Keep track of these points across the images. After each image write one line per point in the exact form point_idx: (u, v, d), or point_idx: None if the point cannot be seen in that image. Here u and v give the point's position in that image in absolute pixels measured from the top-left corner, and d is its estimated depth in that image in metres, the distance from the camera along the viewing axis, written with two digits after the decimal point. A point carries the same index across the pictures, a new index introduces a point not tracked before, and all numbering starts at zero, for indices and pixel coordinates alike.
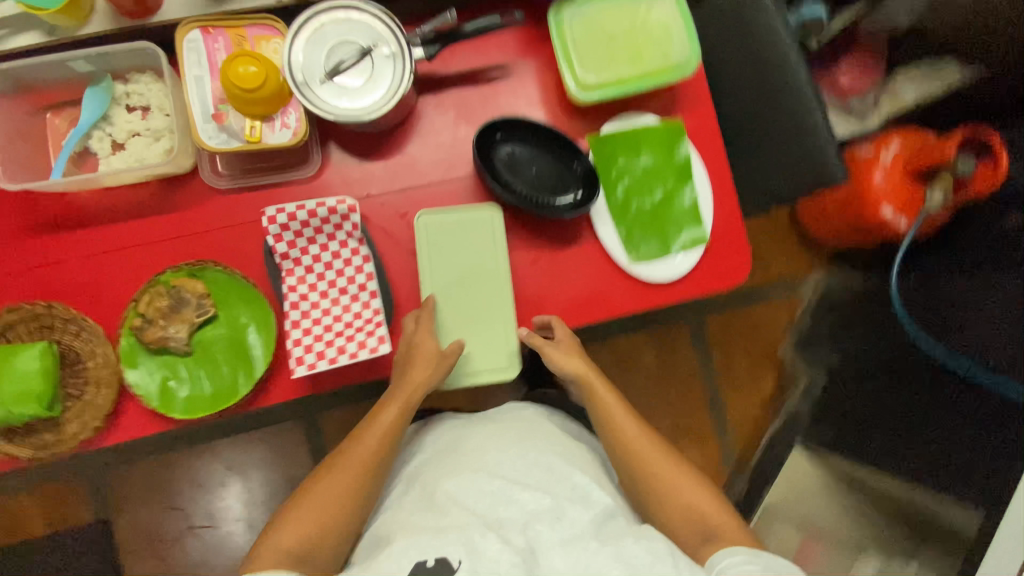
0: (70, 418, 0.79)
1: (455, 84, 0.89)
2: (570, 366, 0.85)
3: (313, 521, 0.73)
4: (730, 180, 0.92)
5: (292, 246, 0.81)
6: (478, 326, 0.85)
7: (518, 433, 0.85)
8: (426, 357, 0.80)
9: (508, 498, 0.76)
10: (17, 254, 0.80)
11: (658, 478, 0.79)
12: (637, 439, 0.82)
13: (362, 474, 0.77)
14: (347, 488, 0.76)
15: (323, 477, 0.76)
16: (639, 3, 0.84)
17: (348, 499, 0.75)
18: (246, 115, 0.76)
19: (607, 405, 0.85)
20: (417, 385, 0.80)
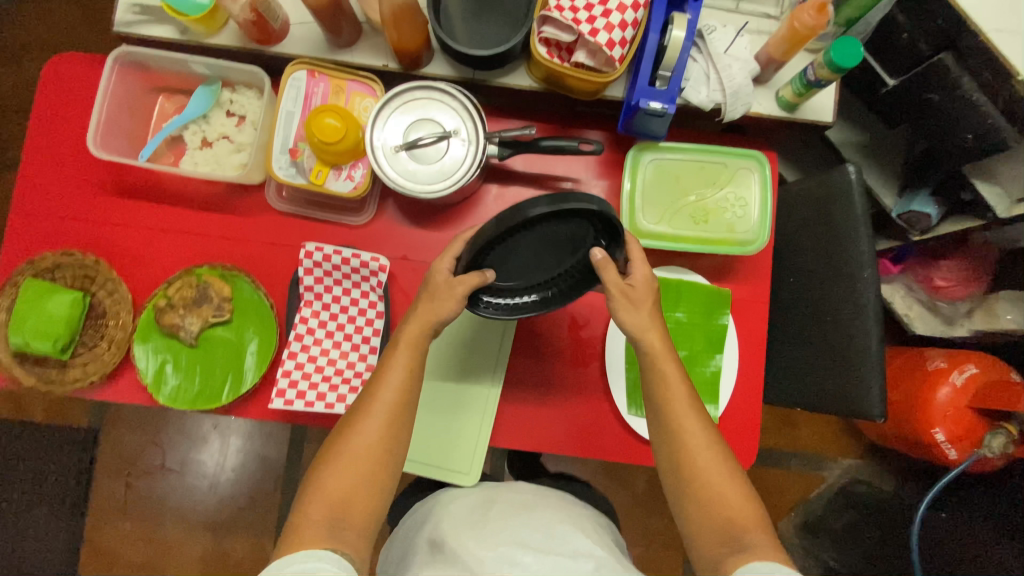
0: (75, 364, 0.85)
1: (521, 182, 0.91)
2: (640, 324, 0.71)
3: (348, 485, 0.65)
4: (758, 366, 0.87)
5: (318, 283, 0.85)
6: (456, 417, 0.86)
7: (520, 505, 0.79)
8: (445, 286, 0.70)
9: (511, 559, 0.67)
10: (90, 206, 0.88)
11: (700, 472, 0.68)
12: (696, 432, 0.69)
13: (392, 426, 0.69)
14: (376, 442, 0.67)
15: (348, 437, 0.67)
16: (723, 166, 0.82)
17: (381, 456, 0.67)
18: (318, 159, 0.81)
19: (666, 375, 0.71)
20: (428, 320, 0.71)
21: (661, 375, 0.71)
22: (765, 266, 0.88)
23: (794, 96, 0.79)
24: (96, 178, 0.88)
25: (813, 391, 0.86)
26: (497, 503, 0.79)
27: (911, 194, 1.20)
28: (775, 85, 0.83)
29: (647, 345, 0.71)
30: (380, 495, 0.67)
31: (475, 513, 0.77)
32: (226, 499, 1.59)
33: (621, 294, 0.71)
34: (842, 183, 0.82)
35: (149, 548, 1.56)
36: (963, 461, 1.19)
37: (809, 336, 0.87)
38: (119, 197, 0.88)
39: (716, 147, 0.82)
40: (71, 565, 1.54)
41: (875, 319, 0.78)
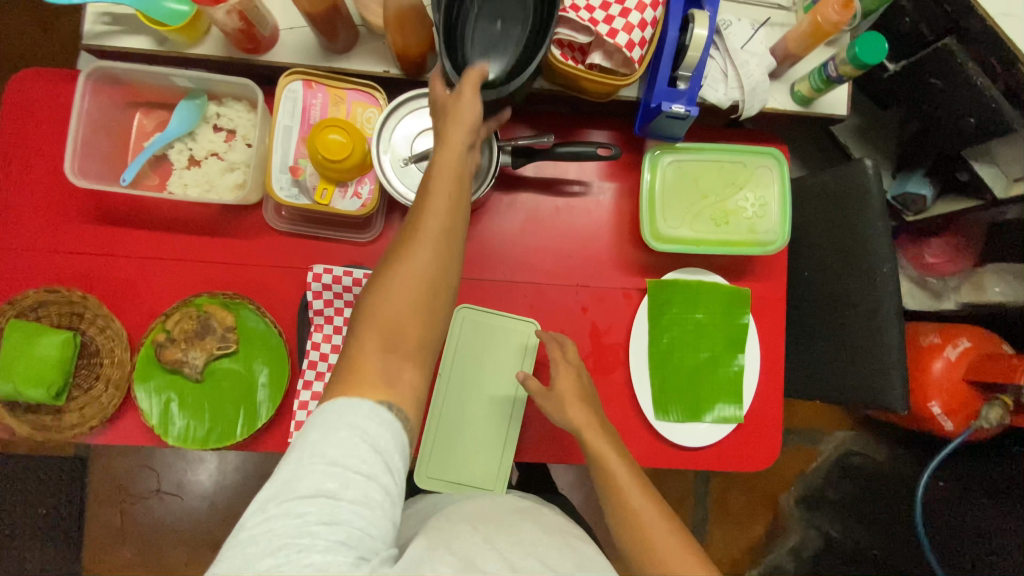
0: (71, 408, 0.79)
1: (533, 189, 0.88)
2: (569, 414, 0.71)
3: (396, 330, 0.56)
4: (779, 362, 0.88)
5: (328, 306, 0.80)
6: (479, 434, 0.83)
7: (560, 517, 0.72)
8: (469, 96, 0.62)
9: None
10: (73, 237, 0.82)
11: (656, 554, 0.60)
12: (647, 508, 0.63)
13: (446, 248, 0.59)
14: (427, 271, 0.58)
15: (396, 266, 0.57)
16: (739, 163, 0.81)
17: (435, 281, 0.58)
18: (321, 177, 0.76)
19: (600, 449, 0.68)
20: (462, 124, 0.62)
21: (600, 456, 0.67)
22: (782, 264, 0.88)
23: (812, 91, 0.78)
24: (78, 207, 0.82)
25: (833, 385, 0.87)
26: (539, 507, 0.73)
27: (906, 175, 1.21)
28: (790, 79, 0.82)
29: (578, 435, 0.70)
30: (434, 322, 0.59)
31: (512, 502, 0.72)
32: (228, 519, 1.54)
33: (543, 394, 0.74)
34: (859, 177, 0.81)
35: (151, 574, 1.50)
36: (960, 432, 1.25)
37: (827, 331, 0.87)
38: (105, 226, 0.82)
39: (733, 147, 0.80)
40: None
41: (895, 312, 0.79)
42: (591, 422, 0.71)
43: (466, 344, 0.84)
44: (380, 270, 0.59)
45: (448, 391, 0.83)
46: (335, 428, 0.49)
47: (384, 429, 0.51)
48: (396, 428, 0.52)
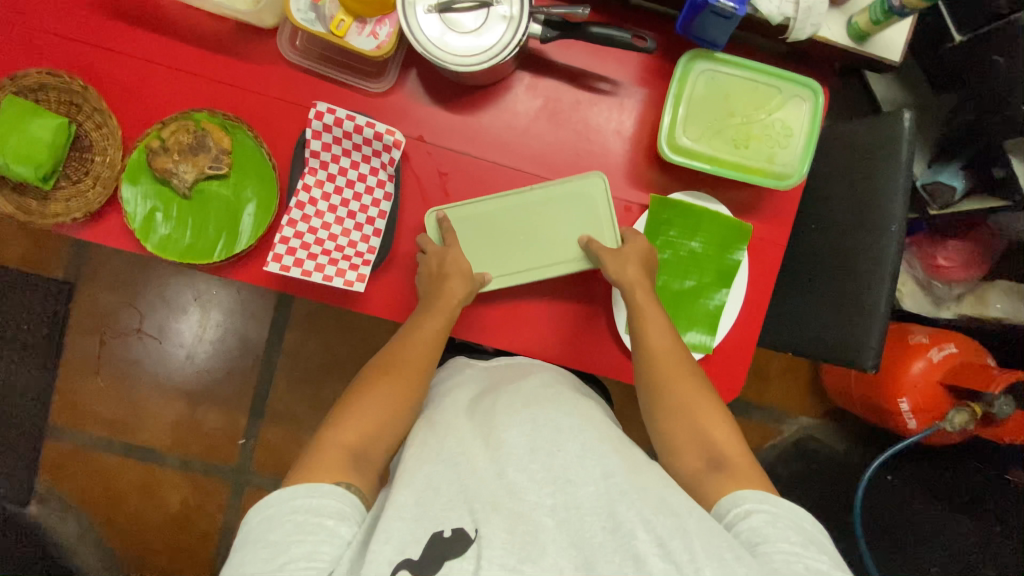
0: (58, 198, 0.80)
1: (558, 79, 0.85)
2: (628, 270, 0.78)
3: (371, 419, 0.70)
4: (763, 305, 0.86)
5: (326, 150, 0.79)
6: (510, 250, 0.82)
7: (517, 401, 0.72)
8: (453, 278, 0.77)
9: (550, 450, 0.65)
10: (79, 25, 0.79)
11: (672, 393, 0.73)
12: (672, 354, 0.76)
13: (411, 378, 0.75)
14: (397, 389, 0.73)
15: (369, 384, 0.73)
16: (776, 91, 0.77)
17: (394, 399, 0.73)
18: (341, 6, 0.73)
19: (644, 309, 0.78)
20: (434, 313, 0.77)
21: (642, 310, 0.78)
22: (792, 208, 0.85)
23: (870, 24, 0.74)
24: None
25: (811, 340, 0.86)
26: (501, 395, 0.75)
27: (941, 165, 1.15)
28: (851, 10, 0.77)
29: (629, 291, 0.78)
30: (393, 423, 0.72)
31: (468, 410, 0.74)
32: (201, 371, 1.57)
33: (615, 255, 0.79)
34: (892, 130, 0.78)
35: (122, 406, 1.56)
36: (922, 430, 1.25)
37: (821, 285, 0.85)
38: (115, 18, 0.80)
39: (773, 70, 0.76)
40: (44, 412, 1.54)
41: (891, 273, 0.77)
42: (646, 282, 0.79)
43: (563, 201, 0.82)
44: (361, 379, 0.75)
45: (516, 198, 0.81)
46: (282, 517, 0.59)
47: (323, 503, 0.61)
48: (334, 509, 0.61)
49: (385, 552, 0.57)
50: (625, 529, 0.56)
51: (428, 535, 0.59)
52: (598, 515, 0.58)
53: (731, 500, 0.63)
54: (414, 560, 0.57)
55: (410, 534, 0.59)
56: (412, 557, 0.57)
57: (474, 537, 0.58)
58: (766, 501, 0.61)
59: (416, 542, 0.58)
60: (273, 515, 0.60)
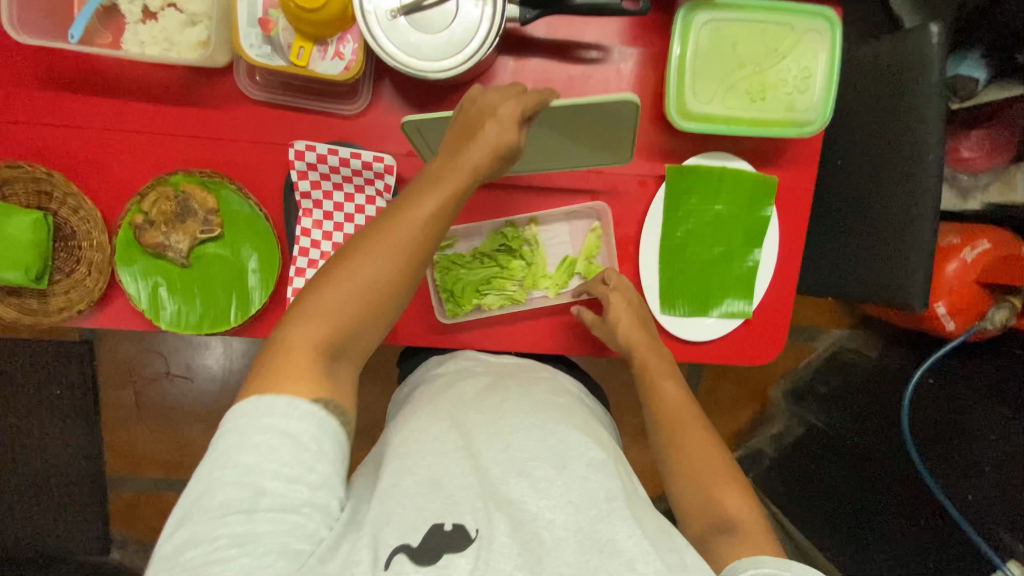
0: (58, 292, 0.77)
1: (544, 57, 0.77)
2: (627, 335, 0.78)
3: (347, 309, 0.57)
4: (799, 257, 0.82)
5: (316, 188, 0.74)
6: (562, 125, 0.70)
7: (528, 408, 0.69)
8: (492, 122, 0.63)
9: (563, 462, 0.63)
10: (21, 104, 0.73)
11: (680, 445, 0.71)
12: (681, 406, 0.75)
13: (402, 261, 0.59)
14: (385, 276, 0.58)
15: (349, 264, 0.58)
16: (786, 29, 0.70)
17: (380, 289, 0.58)
18: (296, 31, 0.65)
19: (648, 364, 0.78)
20: (447, 187, 0.61)
21: (646, 372, 0.78)
22: (816, 149, 0.79)
23: None
24: (23, 66, 0.72)
25: (852, 285, 0.82)
26: (511, 394, 0.72)
27: (962, 55, 1.06)
28: None
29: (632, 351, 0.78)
30: (375, 321, 0.59)
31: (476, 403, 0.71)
32: (237, 400, 1.59)
33: (631, 312, 0.78)
34: (920, 47, 0.70)
35: (170, 446, 1.58)
36: (962, 331, 1.22)
37: (857, 224, 0.81)
38: (58, 87, 0.73)
39: (778, 5, 0.69)
40: (101, 465, 1.58)
41: (932, 205, 0.72)
42: (644, 340, 0.78)
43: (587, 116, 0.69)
44: (338, 257, 0.59)
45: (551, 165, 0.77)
46: (251, 435, 0.50)
47: (305, 423, 0.51)
48: (314, 426, 0.52)
49: (386, 535, 0.55)
50: (622, 558, 0.56)
51: (428, 526, 0.56)
52: (597, 538, 0.58)
53: (746, 560, 0.58)
54: (413, 546, 0.54)
55: (411, 522, 0.56)
56: (410, 544, 0.54)
57: (474, 537, 0.56)
58: (787, 567, 0.56)
59: (416, 529, 0.55)
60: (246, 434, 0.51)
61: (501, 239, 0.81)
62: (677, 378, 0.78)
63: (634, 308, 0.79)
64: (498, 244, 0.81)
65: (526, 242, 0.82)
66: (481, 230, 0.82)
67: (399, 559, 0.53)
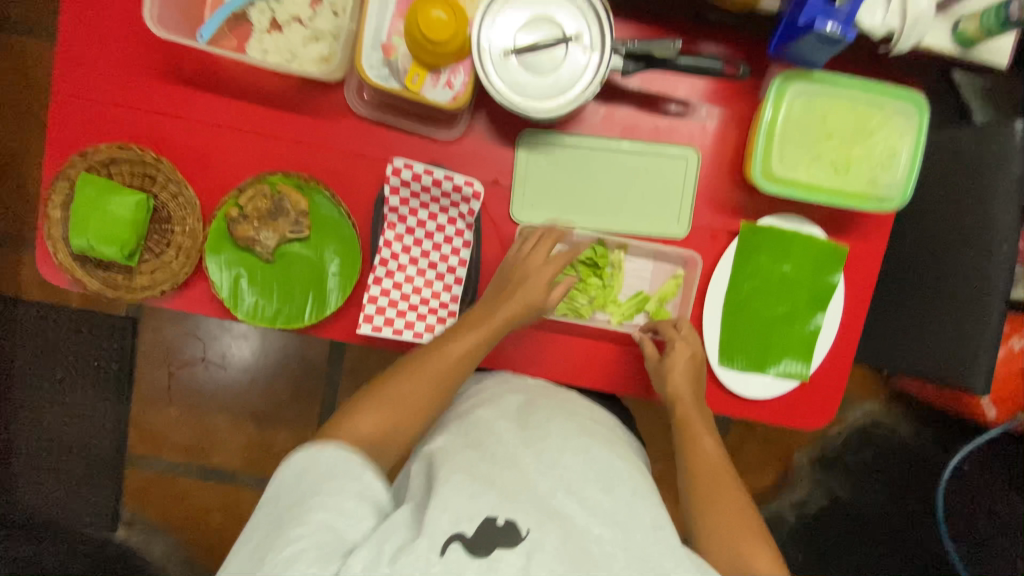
0: (144, 271, 0.79)
1: (634, 107, 0.81)
2: (677, 385, 0.77)
3: (390, 419, 0.67)
4: (859, 327, 0.84)
5: (404, 204, 0.77)
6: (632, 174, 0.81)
7: (574, 428, 0.70)
8: (533, 276, 0.75)
9: (608, 485, 0.64)
10: (143, 93, 0.78)
11: (715, 502, 0.71)
12: (720, 462, 0.75)
13: (439, 384, 0.70)
14: (417, 398, 0.68)
15: (398, 378, 0.69)
16: (875, 108, 0.73)
17: (419, 405, 0.68)
18: (415, 59, 0.70)
19: (692, 417, 0.77)
20: (485, 326, 0.72)
21: (687, 425, 0.77)
22: (888, 224, 0.81)
23: (981, 33, 0.69)
24: (151, 58, 0.77)
25: (911, 360, 0.83)
26: (553, 413, 0.72)
27: None
28: (958, 14, 0.72)
29: (678, 403, 0.78)
30: (410, 434, 0.68)
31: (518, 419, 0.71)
32: (263, 395, 1.51)
33: (689, 364, 0.78)
34: (1000, 137, 0.72)
35: (186, 433, 1.50)
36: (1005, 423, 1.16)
37: (922, 302, 0.82)
38: (179, 84, 0.78)
39: (872, 85, 0.72)
40: (120, 447, 1.49)
41: (1003, 294, 0.73)
42: (689, 395, 0.78)
43: (656, 167, 0.80)
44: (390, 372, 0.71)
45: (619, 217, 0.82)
46: (296, 465, 0.58)
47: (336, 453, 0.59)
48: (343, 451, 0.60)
49: (442, 522, 0.56)
50: None
51: (481, 517, 0.57)
52: (648, 561, 0.57)
53: None
54: (467, 536, 0.56)
55: (467, 510, 0.58)
56: (464, 533, 0.56)
57: (525, 536, 0.57)
58: None
59: (470, 519, 0.57)
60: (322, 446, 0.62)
61: (587, 253, 0.82)
62: (716, 437, 0.78)
63: (695, 362, 0.79)
64: (584, 256, 0.82)
65: (610, 264, 0.83)
66: (572, 240, 0.82)
67: (455, 546, 0.55)
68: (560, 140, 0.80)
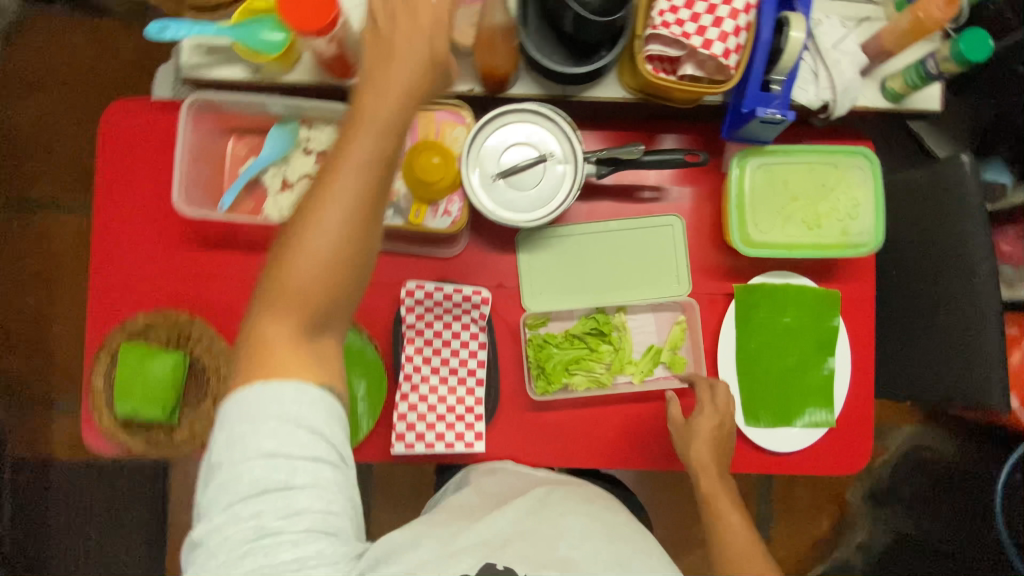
0: (183, 426, 0.83)
1: (613, 199, 0.88)
2: (695, 453, 0.78)
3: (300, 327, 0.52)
4: (871, 363, 0.87)
5: (420, 320, 0.84)
6: (616, 243, 0.88)
7: (575, 500, 0.71)
8: (404, 63, 0.53)
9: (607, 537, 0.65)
10: (172, 261, 0.86)
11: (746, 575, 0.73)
12: (739, 527, 0.77)
13: (339, 274, 0.53)
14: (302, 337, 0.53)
15: (277, 281, 0.53)
16: (829, 167, 0.81)
17: (315, 291, 0.53)
18: (414, 198, 0.78)
19: (714, 491, 0.78)
20: (351, 163, 0.52)
21: (712, 499, 0.78)
22: (870, 263, 0.86)
23: (906, 88, 0.77)
24: (178, 229, 0.86)
25: (925, 385, 0.85)
26: (557, 485, 0.74)
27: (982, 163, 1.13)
28: (880, 75, 0.80)
29: (697, 477, 0.78)
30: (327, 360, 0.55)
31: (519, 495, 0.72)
32: None
33: (712, 434, 0.79)
34: (952, 173, 0.80)
35: None
36: None
37: (924, 330, 0.86)
38: (204, 247, 0.86)
39: (822, 148, 0.80)
40: None
41: (996, 312, 0.77)
42: (707, 462, 0.78)
43: (645, 241, 0.87)
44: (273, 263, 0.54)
45: (611, 282, 0.88)
46: (263, 420, 0.50)
47: (314, 409, 0.51)
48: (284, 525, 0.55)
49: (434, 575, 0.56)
50: None
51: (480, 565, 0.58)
52: None
53: None
54: None
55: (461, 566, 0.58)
56: None
57: None
58: None
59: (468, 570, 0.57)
60: (211, 468, 0.50)
61: (592, 323, 0.86)
62: (741, 510, 0.78)
63: (718, 428, 0.80)
64: (589, 327, 0.86)
65: (615, 327, 0.87)
66: (573, 314, 0.87)
67: None
68: (552, 234, 0.87)
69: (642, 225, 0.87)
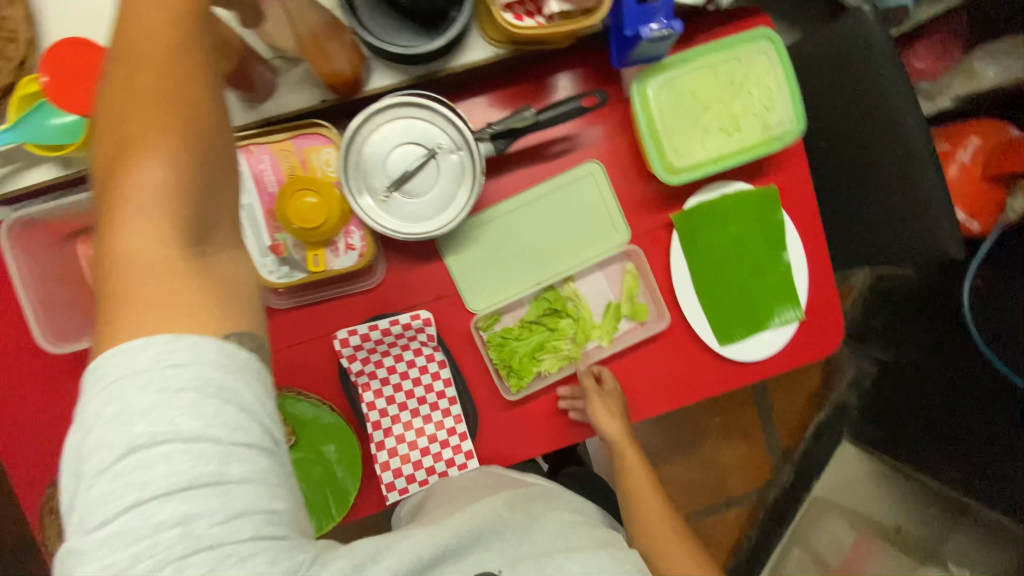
0: None
1: (521, 166, 0.80)
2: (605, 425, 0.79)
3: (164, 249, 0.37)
4: (824, 244, 0.85)
5: (367, 364, 0.77)
6: (535, 209, 0.80)
7: (559, 499, 0.67)
8: None
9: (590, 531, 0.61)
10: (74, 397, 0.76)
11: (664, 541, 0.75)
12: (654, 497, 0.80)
13: (192, 159, 0.39)
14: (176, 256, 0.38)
15: (116, 204, 0.38)
16: (731, 63, 0.74)
17: (175, 201, 0.38)
18: (307, 245, 0.70)
19: (632, 473, 0.83)
20: (149, 46, 0.39)
21: (630, 475, 0.83)
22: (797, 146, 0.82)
23: None
24: (62, 361, 0.75)
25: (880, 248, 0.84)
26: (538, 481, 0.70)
27: None
28: None
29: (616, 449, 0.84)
30: (225, 282, 0.40)
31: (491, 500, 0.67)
32: None
33: (611, 410, 0.80)
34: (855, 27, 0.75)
35: None
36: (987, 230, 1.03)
37: (865, 194, 0.83)
38: None
39: (717, 45, 0.74)
40: None
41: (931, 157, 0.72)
42: (621, 437, 0.82)
43: (570, 199, 0.80)
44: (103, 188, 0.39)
45: (544, 251, 0.81)
46: (153, 386, 0.35)
47: (242, 377, 0.37)
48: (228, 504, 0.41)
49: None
50: None
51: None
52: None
53: None
54: None
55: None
56: None
57: None
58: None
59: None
60: (96, 472, 0.34)
61: (545, 303, 0.82)
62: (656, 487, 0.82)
63: (613, 407, 0.80)
64: (544, 308, 0.82)
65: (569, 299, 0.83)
66: (523, 300, 0.82)
67: None
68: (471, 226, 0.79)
69: (557, 181, 0.80)
